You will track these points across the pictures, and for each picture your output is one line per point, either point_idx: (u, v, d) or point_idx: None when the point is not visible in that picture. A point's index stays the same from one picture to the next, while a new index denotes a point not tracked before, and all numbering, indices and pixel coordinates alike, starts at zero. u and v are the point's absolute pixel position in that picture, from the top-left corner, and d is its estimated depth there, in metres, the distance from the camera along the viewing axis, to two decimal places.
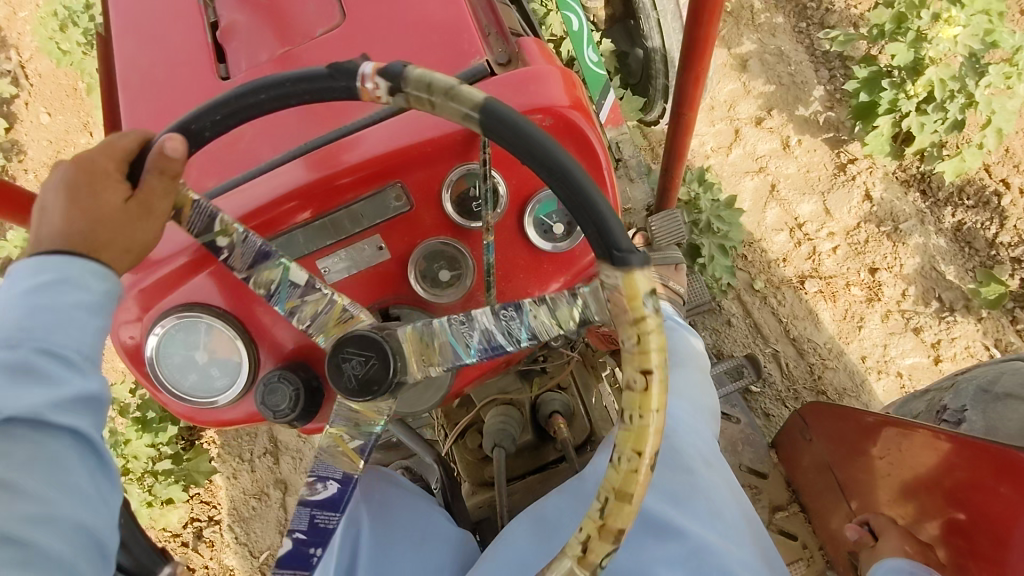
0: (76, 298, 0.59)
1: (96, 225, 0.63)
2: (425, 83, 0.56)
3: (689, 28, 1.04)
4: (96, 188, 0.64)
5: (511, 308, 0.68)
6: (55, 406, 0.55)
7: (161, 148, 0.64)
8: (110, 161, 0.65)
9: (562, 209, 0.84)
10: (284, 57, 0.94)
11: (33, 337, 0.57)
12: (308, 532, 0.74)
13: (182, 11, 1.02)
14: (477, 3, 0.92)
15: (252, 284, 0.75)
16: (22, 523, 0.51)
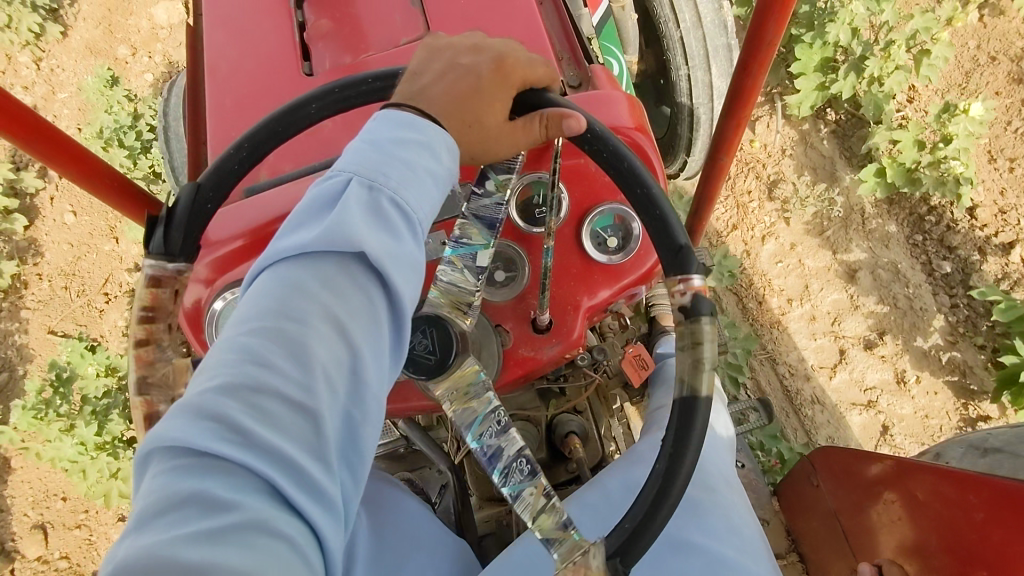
0: (428, 164, 0.62)
1: (464, 104, 0.69)
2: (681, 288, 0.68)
3: (739, 74, 1.12)
4: (480, 92, 0.70)
5: (527, 461, 0.71)
6: (388, 263, 0.55)
7: (573, 120, 0.71)
8: (517, 72, 0.72)
9: (617, 225, 0.90)
10: (367, 57, 1.02)
11: (389, 187, 0.59)
12: None
13: (270, 11, 1.10)
14: (554, 30, 1.00)
15: (468, 208, 0.81)
16: (338, 368, 0.52)
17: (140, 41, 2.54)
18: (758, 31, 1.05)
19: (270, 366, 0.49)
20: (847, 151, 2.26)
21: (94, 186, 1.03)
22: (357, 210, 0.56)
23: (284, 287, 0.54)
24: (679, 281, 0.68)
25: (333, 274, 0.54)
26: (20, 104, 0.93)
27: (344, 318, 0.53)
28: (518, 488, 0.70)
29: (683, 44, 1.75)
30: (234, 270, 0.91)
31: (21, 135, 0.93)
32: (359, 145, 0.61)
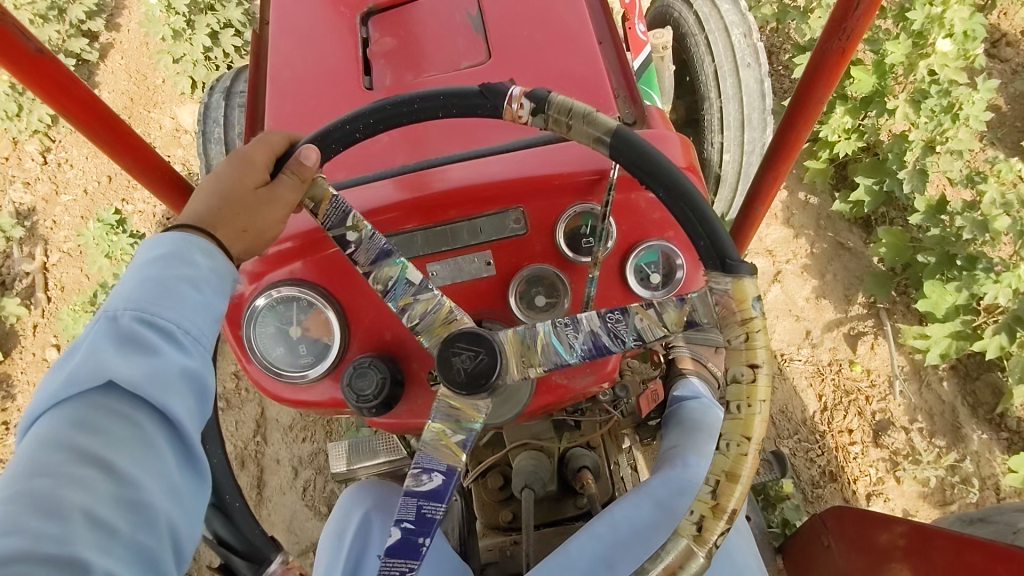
0: (184, 276, 0.65)
1: (233, 212, 0.74)
2: (567, 107, 0.72)
3: (785, 127, 1.12)
4: (236, 181, 0.76)
5: (616, 311, 0.74)
6: (153, 382, 0.58)
7: (300, 154, 0.78)
8: (260, 151, 0.78)
9: (662, 262, 0.90)
10: (426, 77, 1.04)
11: (141, 309, 0.62)
12: (414, 522, 0.71)
13: (334, 27, 1.13)
14: (612, 68, 1.03)
15: (370, 279, 0.80)
16: (108, 504, 0.52)
17: (159, 140, 2.41)
18: (807, 89, 1.07)
19: (30, 531, 0.48)
20: (970, 397, 1.83)
21: (149, 180, 1.05)
22: (111, 348, 0.58)
23: (42, 444, 0.54)
24: (510, 104, 0.73)
25: (90, 418, 0.55)
26: (94, 95, 0.96)
27: (109, 454, 0.54)
28: (633, 330, 0.73)
29: (721, 113, 1.78)
30: (283, 270, 0.93)
31: (89, 123, 0.97)
32: (121, 285, 0.64)
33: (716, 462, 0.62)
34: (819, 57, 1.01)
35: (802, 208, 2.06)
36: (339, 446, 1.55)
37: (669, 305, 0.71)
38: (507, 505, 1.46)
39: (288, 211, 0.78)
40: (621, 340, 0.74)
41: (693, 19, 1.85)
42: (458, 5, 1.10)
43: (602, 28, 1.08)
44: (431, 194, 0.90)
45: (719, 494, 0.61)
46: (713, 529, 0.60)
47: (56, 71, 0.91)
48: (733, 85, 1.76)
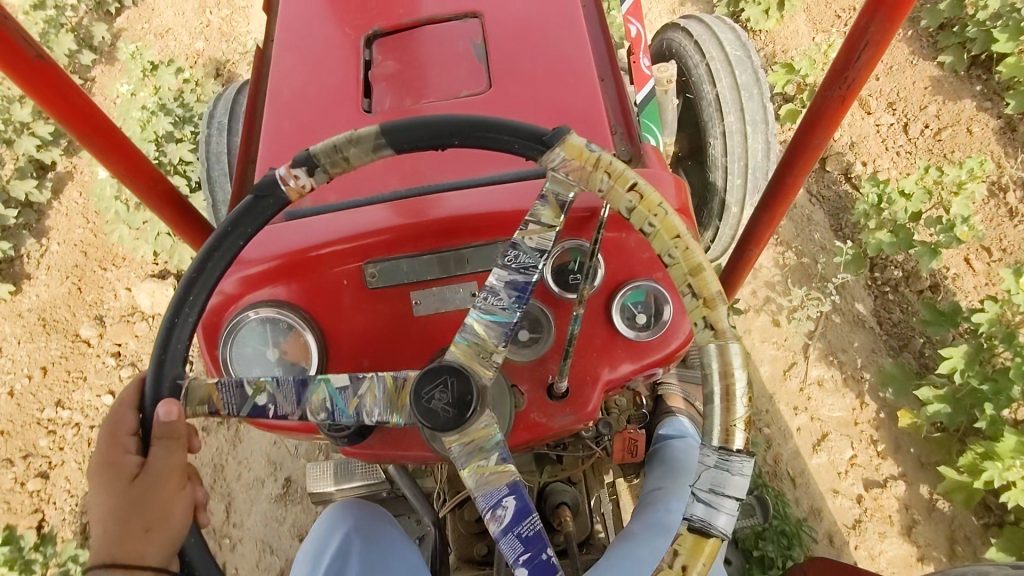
0: None
1: (122, 523, 0.69)
2: (330, 146, 0.73)
3: (780, 173, 1.13)
4: (112, 489, 0.71)
5: (509, 251, 0.76)
6: None
7: (161, 416, 0.72)
8: (114, 449, 0.73)
9: (648, 302, 0.89)
10: (423, 107, 1.04)
11: None
12: (526, 549, 0.69)
13: (339, 49, 1.13)
14: (611, 106, 1.03)
15: (309, 416, 0.75)
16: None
17: (110, 324, 2.20)
18: (806, 135, 1.07)
19: None
20: None
21: (140, 188, 1.05)
22: None
23: None
24: (288, 185, 0.74)
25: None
26: (90, 101, 0.96)
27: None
28: (536, 245, 0.76)
29: (725, 143, 1.79)
30: (265, 290, 0.91)
31: (84, 132, 0.96)
32: None
33: (677, 271, 0.67)
34: (819, 105, 1.01)
35: (927, 514, 1.76)
36: (331, 464, 1.52)
37: (540, 209, 0.76)
38: (481, 539, 1.43)
39: (179, 477, 0.74)
40: (532, 268, 0.76)
41: (695, 48, 1.90)
42: (462, 35, 1.11)
43: (605, 65, 1.08)
44: (432, 219, 0.90)
45: (698, 290, 0.65)
46: (719, 317, 0.64)
47: (52, 76, 0.90)
48: (735, 110, 1.78)
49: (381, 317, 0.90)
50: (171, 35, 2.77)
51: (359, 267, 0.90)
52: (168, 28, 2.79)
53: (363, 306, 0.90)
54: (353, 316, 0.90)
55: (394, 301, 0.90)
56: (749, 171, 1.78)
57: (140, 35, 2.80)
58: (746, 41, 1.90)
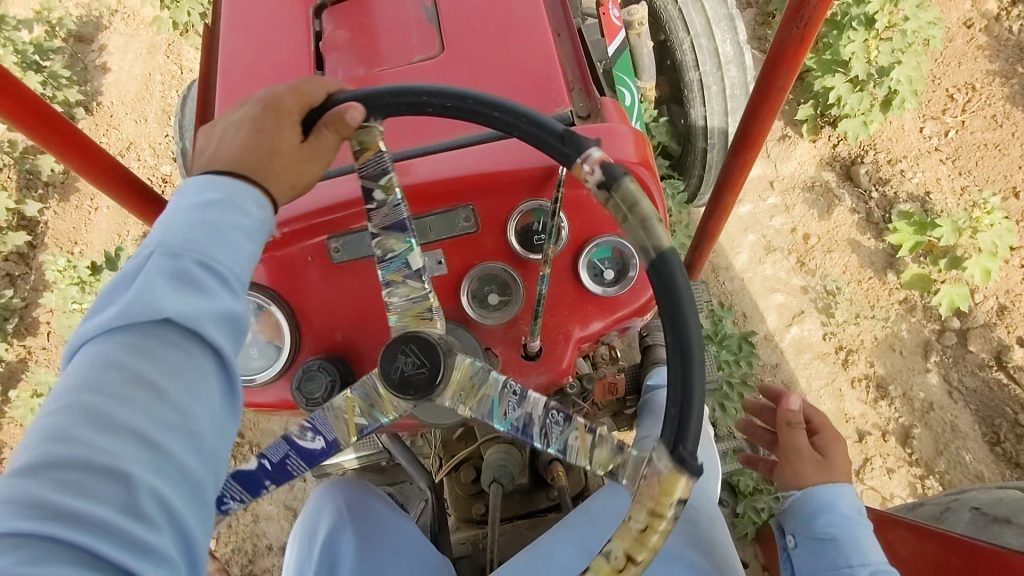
0: (236, 219, 0.60)
1: (261, 162, 0.66)
2: (635, 205, 0.61)
3: (747, 119, 1.12)
4: (267, 138, 0.68)
5: (560, 416, 0.72)
6: (203, 313, 0.53)
7: (345, 112, 0.69)
8: (293, 100, 0.70)
9: (615, 257, 0.89)
10: (377, 74, 1.02)
11: (195, 250, 0.56)
12: (276, 466, 0.77)
13: (288, 18, 1.11)
14: (566, 59, 1.01)
15: (374, 242, 0.76)
16: (165, 428, 0.49)
17: None
18: (770, 78, 1.06)
19: (80, 441, 0.45)
20: None
21: (98, 179, 1.04)
22: (166, 286, 0.53)
23: (95, 370, 0.49)
24: (582, 163, 0.64)
25: (99, 369, 0.50)
26: (38, 98, 0.93)
27: (149, 380, 0.49)
28: (562, 441, 0.71)
29: (699, 64, 1.79)
30: None
31: (30, 125, 0.94)
32: (173, 217, 0.59)
33: None
34: (781, 46, 0.99)
35: None
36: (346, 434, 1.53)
37: (596, 445, 0.69)
38: (479, 499, 1.47)
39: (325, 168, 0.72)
40: (544, 437, 0.71)
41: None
42: None
43: (559, 20, 1.07)
44: (405, 187, 0.88)
45: None
46: None
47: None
48: (703, 26, 1.75)
49: (349, 291, 0.90)
50: (131, 155, 2.49)
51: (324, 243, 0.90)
52: (128, 143, 2.50)
53: (332, 282, 0.90)
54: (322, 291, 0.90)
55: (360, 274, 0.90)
56: (727, 101, 1.82)
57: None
58: None
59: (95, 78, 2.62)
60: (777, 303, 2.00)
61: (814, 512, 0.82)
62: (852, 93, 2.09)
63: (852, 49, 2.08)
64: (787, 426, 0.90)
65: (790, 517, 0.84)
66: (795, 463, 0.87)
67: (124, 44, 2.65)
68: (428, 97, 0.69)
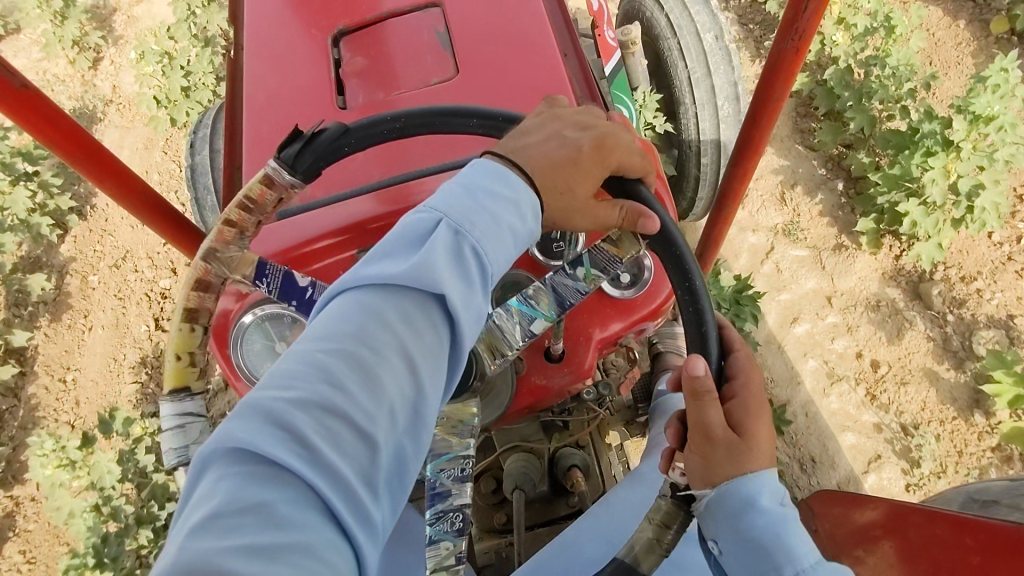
0: (513, 220, 0.64)
1: (554, 173, 0.69)
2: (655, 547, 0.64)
3: (747, 130, 1.17)
4: (574, 166, 0.70)
5: (462, 516, 0.74)
6: (456, 310, 0.60)
7: (647, 222, 0.73)
8: (618, 156, 0.73)
9: (631, 262, 0.94)
10: (396, 95, 1.07)
11: (476, 238, 0.62)
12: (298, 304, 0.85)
13: (309, 47, 1.17)
14: (575, 77, 1.07)
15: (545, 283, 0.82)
16: (399, 407, 0.56)
17: None
18: (768, 91, 1.12)
19: (346, 391, 0.54)
20: None
21: (131, 204, 1.08)
22: (449, 270, 0.60)
23: (365, 320, 0.58)
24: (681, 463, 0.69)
25: (371, 326, 0.58)
26: (76, 125, 0.99)
27: (399, 357, 0.57)
28: (438, 531, 0.74)
29: (690, 79, 1.85)
30: (266, 288, 0.96)
31: (70, 151, 0.99)
32: (456, 188, 0.65)
33: None
34: (777, 58, 1.05)
35: None
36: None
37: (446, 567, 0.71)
38: (500, 508, 1.49)
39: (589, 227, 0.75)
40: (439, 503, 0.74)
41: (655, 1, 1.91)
42: (425, 24, 1.14)
43: (566, 41, 1.13)
44: None
45: None
46: None
47: (39, 106, 0.93)
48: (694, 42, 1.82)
49: None
50: (128, 264, 2.29)
51: (354, 256, 0.95)
52: (124, 252, 2.31)
53: None
54: None
55: None
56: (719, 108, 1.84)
57: (92, 266, 2.32)
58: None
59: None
60: (849, 445, 1.84)
61: (729, 517, 0.64)
62: (926, 214, 2.01)
63: (933, 176, 2.01)
64: (693, 399, 0.64)
65: (715, 522, 0.64)
66: (702, 445, 0.65)
67: (119, 140, 2.55)
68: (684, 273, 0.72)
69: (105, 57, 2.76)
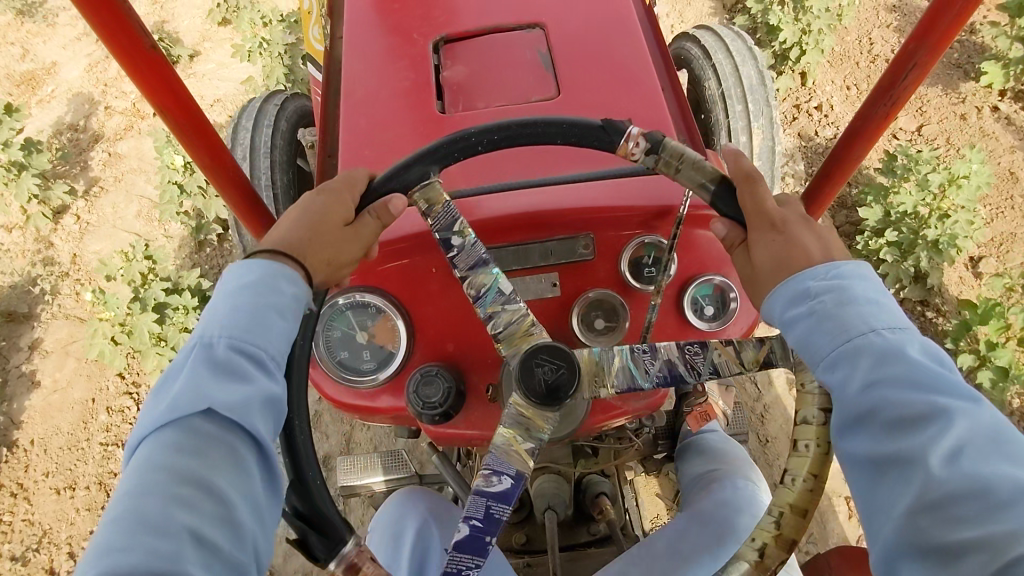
0: (274, 301, 0.66)
1: (309, 231, 0.74)
2: (680, 157, 0.78)
3: (819, 185, 1.19)
4: (315, 211, 0.76)
5: (695, 345, 0.79)
6: (248, 404, 0.59)
7: (389, 201, 0.79)
8: (343, 185, 0.80)
9: (715, 295, 0.96)
10: (500, 109, 1.10)
11: (233, 335, 0.62)
12: (482, 520, 0.72)
13: (409, 52, 1.20)
14: (673, 113, 1.11)
15: (464, 284, 0.81)
16: (213, 530, 0.54)
17: None
18: (844, 149, 1.14)
19: (144, 545, 0.50)
20: None
21: (219, 177, 1.09)
22: (214, 377, 0.59)
23: (148, 469, 0.55)
24: (628, 142, 0.78)
25: (155, 471, 0.55)
26: (189, 96, 1.00)
27: (190, 487, 0.54)
28: (709, 363, 0.78)
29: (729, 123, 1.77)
30: (357, 277, 0.97)
31: (179, 119, 1.00)
32: (214, 309, 0.65)
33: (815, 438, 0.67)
34: (865, 120, 1.08)
35: None
36: (376, 457, 1.56)
37: (746, 345, 0.78)
38: (519, 530, 1.45)
39: (362, 249, 0.79)
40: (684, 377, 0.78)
41: (703, 52, 1.89)
42: (528, 43, 1.18)
43: (664, 77, 1.17)
44: (530, 211, 0.96)
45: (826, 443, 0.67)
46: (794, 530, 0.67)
47: (160, 70, 0.95)
48: (735, 80, 1.78)
49: (464, 303, 0.96)
50: (40, 558, 1.85)
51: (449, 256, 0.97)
52: (42, 531, 1.88)
53: (451, 293, 0.96)
54: (439, 301, 0.96)
55: None
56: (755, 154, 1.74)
57: None
58: (752, 43, 1.90)
59: (20, 392, 2.11)
60: None
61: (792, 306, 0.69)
62: None
63: None
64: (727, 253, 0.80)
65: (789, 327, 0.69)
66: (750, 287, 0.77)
67: (64, 343, 2.18)
68: (477, 137, 0.83)
69: (70, 212, 2.42)
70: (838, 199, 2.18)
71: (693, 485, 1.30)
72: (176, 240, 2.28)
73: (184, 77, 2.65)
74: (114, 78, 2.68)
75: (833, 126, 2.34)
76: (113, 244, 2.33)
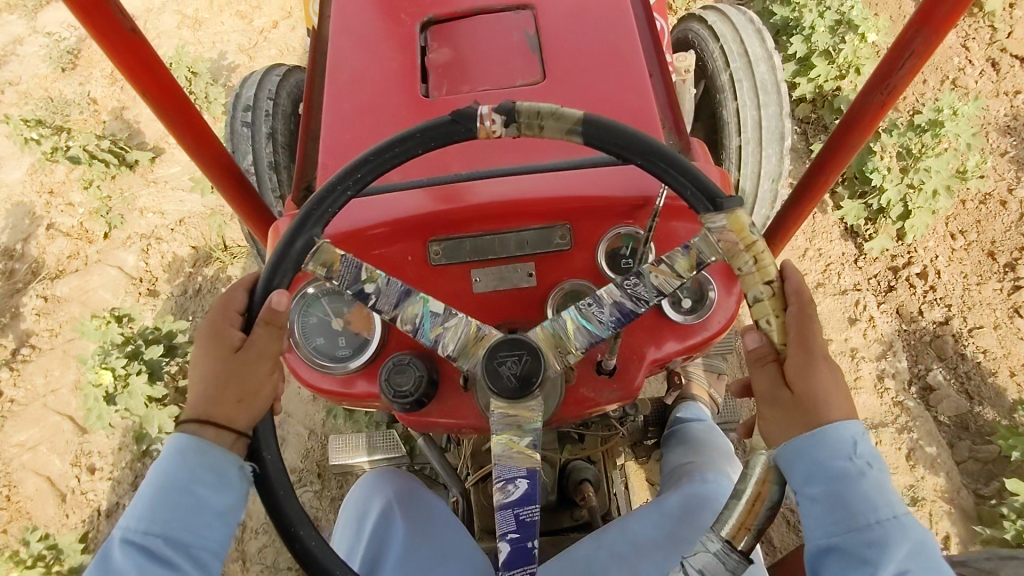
0: (187, 489, 0.72)
1: (222, 385, 0.76)
2: (536, 111, 0.73)
3: (813, 174, 1.16)
4: (211, 357, 0.78)
5: (631, 276, 0.78)
6: None
7: (270, 302, 0.78)
8: (222, 318, 0.80)
9: (692, 289, 0.95)
10: (484, 94, 1.08)
11: (147, 529, 0.70)
12: (518, 529, 0.75)
13: (395, 34, 1.18)
14: (661, 103, 1.08)
15: (397, 323, 0.81)
16: None
17: None
18: (839, 140, 1.11)
19: None
20: None
21: (205, 161, 1.07)
22: None
23: None
24: (483, 123, 0.75)
25: None
26: (171, 75, 0.99)
27: None
28: (652, 287, 0.78)
29: (733, 86, 1.74)
30: None
31: (159, 101, 0.99)
32: (138, 496, 0.72)
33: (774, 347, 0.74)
34: (859, 109, 1.05)
35: None
36: (364, 437, 1.59)
37: (677, 256, 0.77)
38: None
39: (273, 364, 0.80)
40: (643, 300, 0.78)
41: (700, 22, 1.90)
42: (516, 26, 1.15)
43: (654, 61, 1.14)
44: (505, 203, 0.95)
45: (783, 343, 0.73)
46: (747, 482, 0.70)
47: (141, 52, 0.94)
48: (741, 56, 1.75)
49: (441, 293, 0.95)
50: None
51: (424, 245, 0.95)
52: None
53: (428, 283, 0.95)
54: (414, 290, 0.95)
55: (453, 278, 0.94)
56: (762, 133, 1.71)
57: None
58: (758, 23, 1.85)
59: None
60: None
61: (802, 458, 0.71)
62: None
63: None
64: (757, 362, 0.77)
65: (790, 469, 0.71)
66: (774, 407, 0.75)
67: None
68: (344, 183, 0.81)
69: None
70: (958, 418, 1.85)
71: (671, 473, 1.31)
72: (117, 439, 1.98)
73: (143, 185, 2.39)
74: (60, 183, 2.46)
75: (945, 306, 1.97)
76: (41, 430, 2.04)
